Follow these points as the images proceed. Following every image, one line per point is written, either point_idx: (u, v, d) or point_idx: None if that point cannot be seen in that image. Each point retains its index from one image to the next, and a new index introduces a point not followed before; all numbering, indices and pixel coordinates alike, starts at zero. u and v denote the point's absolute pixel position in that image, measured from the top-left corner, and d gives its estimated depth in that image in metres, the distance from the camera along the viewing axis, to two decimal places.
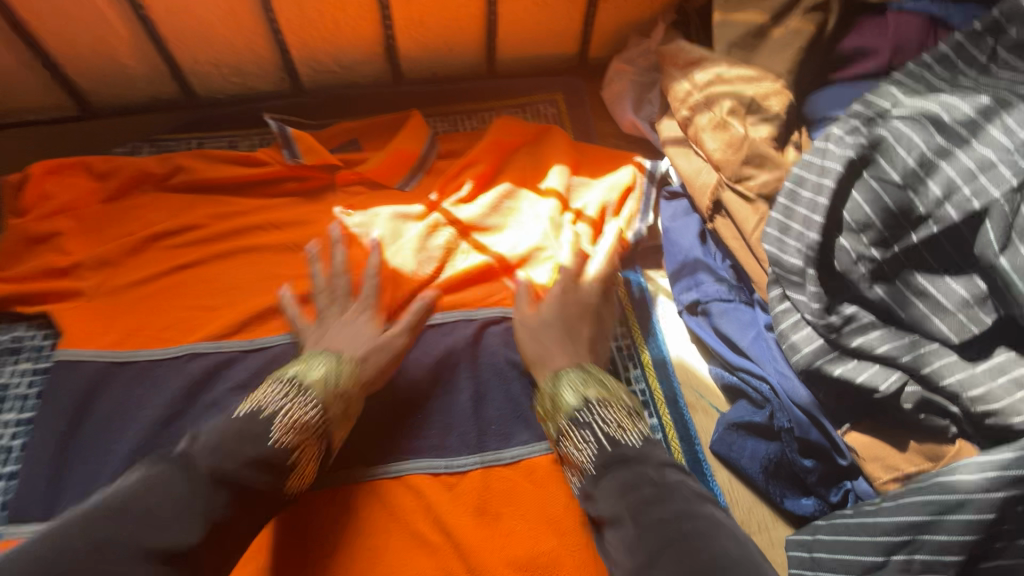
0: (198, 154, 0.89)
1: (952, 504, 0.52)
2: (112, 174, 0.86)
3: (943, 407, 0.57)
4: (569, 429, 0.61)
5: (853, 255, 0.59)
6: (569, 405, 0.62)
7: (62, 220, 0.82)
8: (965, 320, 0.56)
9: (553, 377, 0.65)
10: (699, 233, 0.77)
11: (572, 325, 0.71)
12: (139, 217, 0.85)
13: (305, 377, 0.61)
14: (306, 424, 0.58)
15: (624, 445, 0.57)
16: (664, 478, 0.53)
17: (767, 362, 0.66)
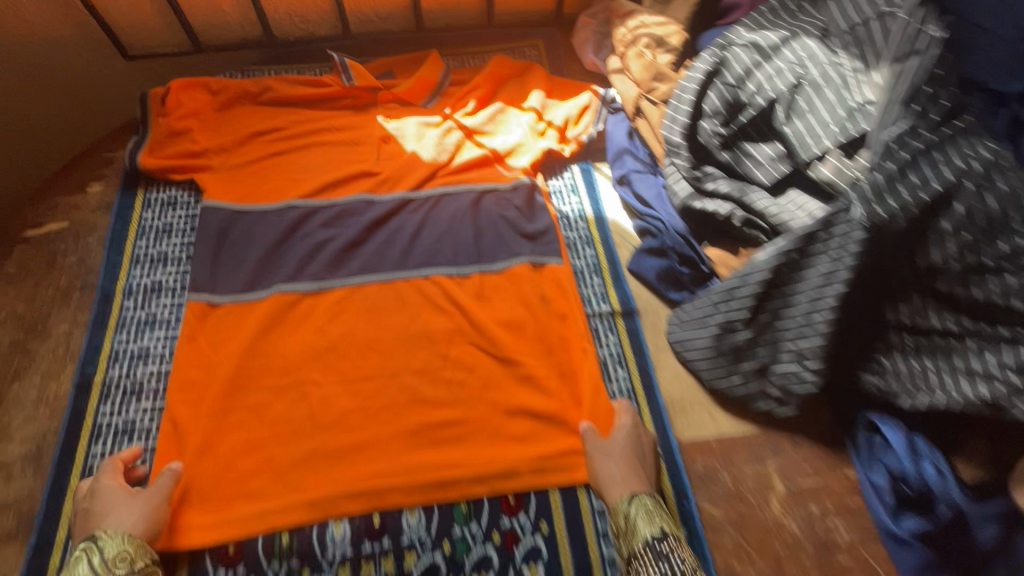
0: (280, 79, 1.25)
1: (749, 270, 0.89)
2: (222, 92, 1.23)
3: (756, 222, 0.94)
4: (643, 553, 0.72)
5: (709, 132, 0.96)
6: (643, 533, 0.74)
7: (190, 120, 1.18)
8: (771, 169, 0.93)
9: (625, 498, 0.79)
10: (628, 131, 1.15)
11: (640, 451, 0.85)
12: (241, 121, 1.21)
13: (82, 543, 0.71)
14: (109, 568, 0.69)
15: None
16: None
17: (660, 207, 1.05)
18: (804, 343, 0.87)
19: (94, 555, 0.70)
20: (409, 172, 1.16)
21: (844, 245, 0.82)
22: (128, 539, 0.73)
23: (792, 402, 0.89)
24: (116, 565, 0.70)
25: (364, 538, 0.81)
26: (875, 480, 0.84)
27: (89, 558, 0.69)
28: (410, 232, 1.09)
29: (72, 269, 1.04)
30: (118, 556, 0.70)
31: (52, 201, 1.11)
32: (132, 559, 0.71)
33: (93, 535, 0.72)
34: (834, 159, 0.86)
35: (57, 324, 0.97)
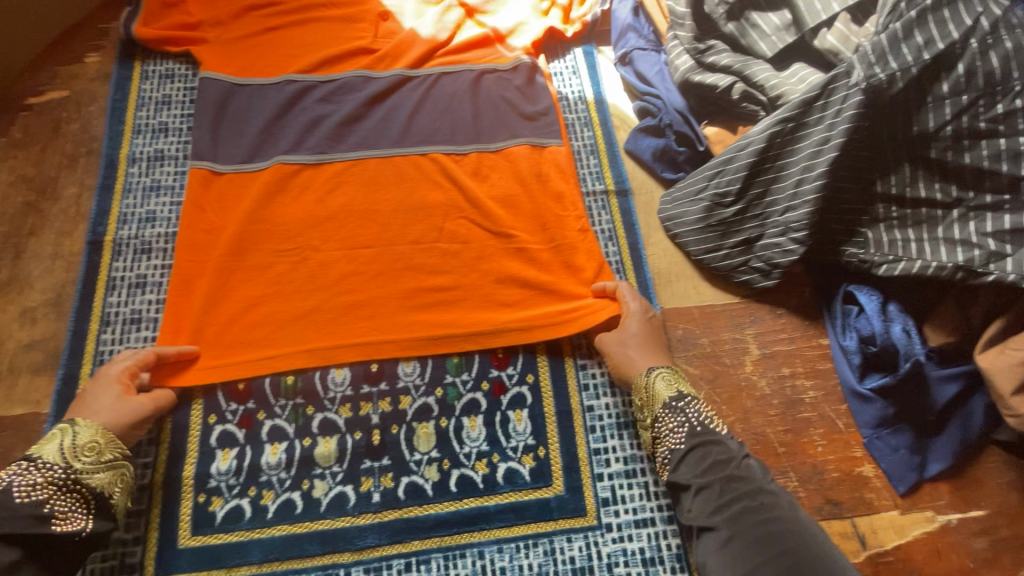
0: None
1: (743, 144, 0.90)
2: None
3: (756, 98, 0.93)
4: (663, 415, 0.80)
5: (715, 1, 0.93)
6: (662, 396, 0.81)
7: None
8: (776, 39, 0.91)
9: (648, 370, 0.84)
10: (634, 9, 1.11)
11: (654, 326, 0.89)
12: None
13: (71, 440, 0.73)
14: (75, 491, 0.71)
15: (708, 428, 0.79)
16: (744, 469, 0.74)
17: (662, 85, 1.03)
18: (791, 215, 0.88)
19: (67, 438, 0.73)
20: (407, 52, 1.14)
21: (840, 112, 0.82)
22: (101, 431, 0.75)
23: (774, 273, 0.92)
24: (83, 452, 0.73)
25: (362, 382, 0.88)
26: (846, 344, 0.88)
27: (60, 439, 0.73)
28: (408, 110, 1.08)
29: (76, 136, 1.06)
30: (86, 442, 0.73)
31: (50, 70, 1.11)
32: (99, 450, 0.73)
33: (73, 419, 0.75)
34: (841, 26, 0.85)
35: (66, 187, 1.01)
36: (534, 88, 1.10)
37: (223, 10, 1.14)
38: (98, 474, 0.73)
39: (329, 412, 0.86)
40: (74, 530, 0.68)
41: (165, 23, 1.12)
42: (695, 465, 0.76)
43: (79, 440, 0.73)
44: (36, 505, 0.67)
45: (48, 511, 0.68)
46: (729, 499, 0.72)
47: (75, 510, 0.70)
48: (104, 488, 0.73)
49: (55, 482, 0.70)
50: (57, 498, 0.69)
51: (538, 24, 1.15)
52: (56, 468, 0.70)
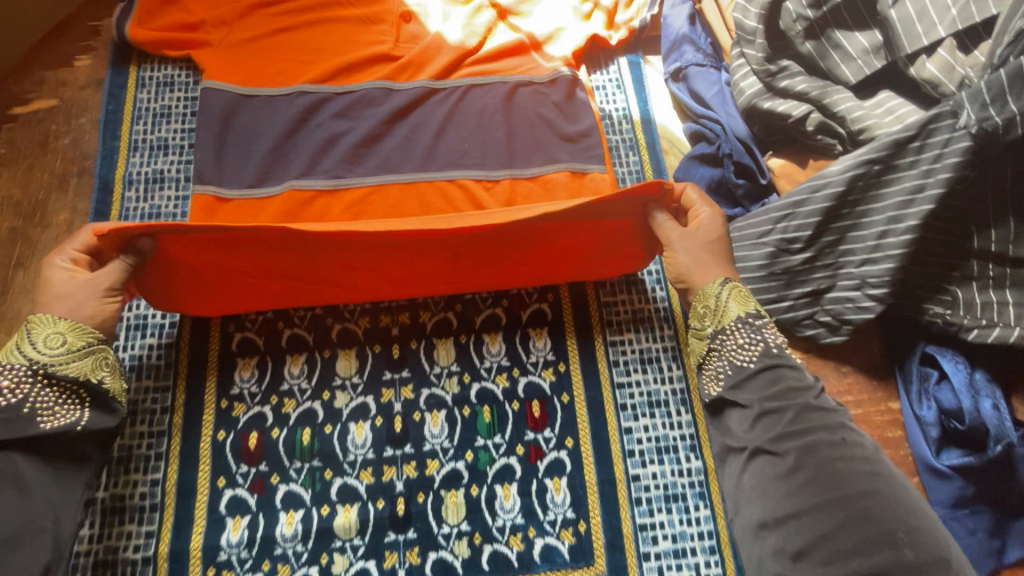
0: None
1: (819, 184, 0.79)
2: None
3: (834, 130, 0.82)
4: (733, 329, 0.73)
5: (794, 16, 0.81)
6: (734, 312, 0.73)
7: None
8: (862, 65, 0.79)
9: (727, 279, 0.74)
10: (690, 16, 0.98)
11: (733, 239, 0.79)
12: None
13: (32, 332, 0.66)
14: (50, 381, 0.65)
15: (780, 352, 0.72)
16: (820, 401, 0.69)
17: (721, 108, 0.92)
18: (870, 268, 0.78)
19: (28, 336, 0.66)
20: (432, 60, 1.01)
21: (938, 157, 0.71)
22: (63, 322, 0.67)
23: (843, 329, 0.83)
24: (48, 343, 0.66)
25: (385, 444, 0.80)
26: (923, 415, 0.78)
27: (23, 338, 0.66)
28: (434, 128, 0.97)
29: (66, 152, 0.96)
30: (49, 337, 0.66)
31: (38, 76, 1.00)
32: (66, 340, 0.67)
33: (29, 320, 0.67)
34: (945, 53, 0.73)
35: (56, 212, 0.92)
36: (574, 103, 0.98)
37: (227, 8, 1.01)
38: (73, 363, 0.66)
39: (349, 477, 0.78)
40: (69, 424, 0.65)
41: (164, 21, 1.00)
42: (761, 388, 0.70)
43: (40, 330, 0.66)
44: (14, 407, 0.63)
45: (28, 410, 0.64)
46: (801, 426, 0.67)
47: (61, 404, 0.66)
48: (83, 376, 0.67)
49: (26, 381, 0.65)
50: (35, 395, 0.65)
51: (580, 28, 1.02)
52: (21, 366, 0.65)
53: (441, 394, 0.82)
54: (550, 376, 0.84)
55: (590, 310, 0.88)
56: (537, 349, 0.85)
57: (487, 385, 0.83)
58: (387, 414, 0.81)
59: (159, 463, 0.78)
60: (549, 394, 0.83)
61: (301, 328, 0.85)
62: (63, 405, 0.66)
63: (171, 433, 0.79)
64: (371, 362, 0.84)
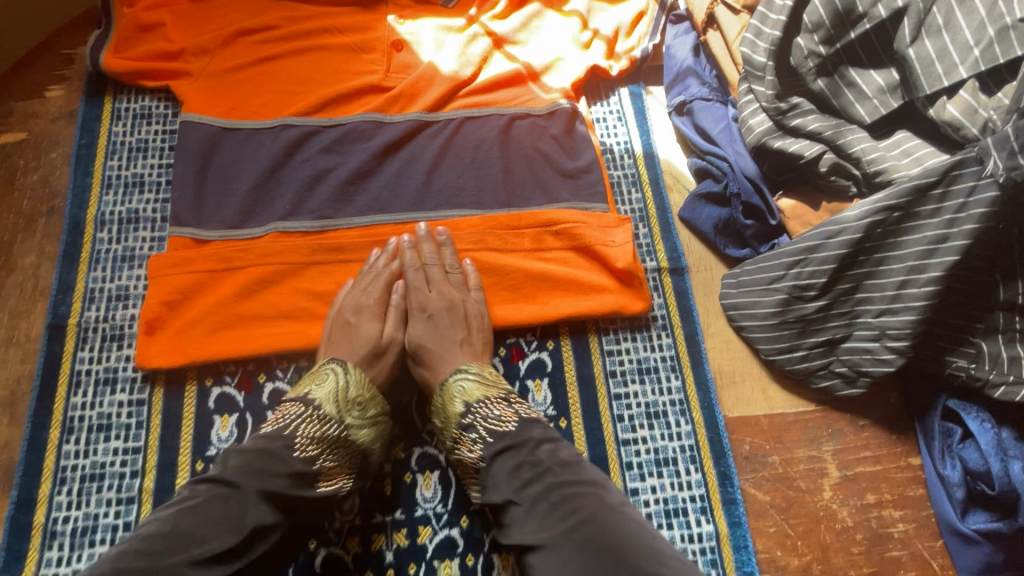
0: None
1: (834, 230, 0.74)
2: None
3: (849, 172, 0.78)
4: (461, 430, 0.71)
5: (805, 52, 0.76)
6: (455, 410, 0.72)
7: (163, 13, 0.96)
8: (878, 104, 0.75)
9: (447, 377, 0.75)
10: (694, 48, 0.94)
11: (439, 329, 0.79)
12: (224, 16, 0.98)
13: (326, 385, 0.72)
14: (329, 438, 0.67)
15: (500, 433, 0.68)
16: (536, 455, 0.66)
17: (728, 145, 0.87)
18: (889, 319, 0.74)
19: (342, 381, 0.72)
20: (424, 90, 0.95)
21: (963, 207, 0.67)
22: (368, 385, 0.74)
23: (860, 381, 0.79)
24: (351, 407, 0.71)
25: (374, 509, 0.75)
26: (947, 474, 0.74)
27: (334, 382, 0.72)
28: (428, 163, 0.90)
29: (35, 190, 0.90)
30: (342, 392, 0.71)
31: (7, 107, 0.95)
32: (362, 406, 0.72)
33: (344, 364, 0.74)
34: (967, 95, 0.68)
35: (22, 255, 0.86)
36: (575, 137, 0.93)
37: (209, 36, 0.95)
38: (364, 431, 0.71)
39: (334, 547, 0.73)
40: (337, 488, 0.66)
41: (142, 49, 0.94)
42: (513, 482, 0.65)
43: (332, 381, 0.72)
44: (309, 461, 0.65)
45: (319, 467, 0.65)
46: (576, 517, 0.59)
47: (341, 469, 0.68)
48: (366, 448, 0.71)
49: (330, 436, 0.68)
50: (329, 454, 0.67)
51: (579, 57, 0.97)
52: (332, 424, 0.68)
53: (434, 453, 0.78)
54: None
55: (593, 363, 0.83)
56: (537, 403, 0.81)
57: None
58: (376, 475, 0.76)
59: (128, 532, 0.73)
60: None
61: (285, 380, 0.80)
62: (334, 468, 0.67)
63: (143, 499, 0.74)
64: None
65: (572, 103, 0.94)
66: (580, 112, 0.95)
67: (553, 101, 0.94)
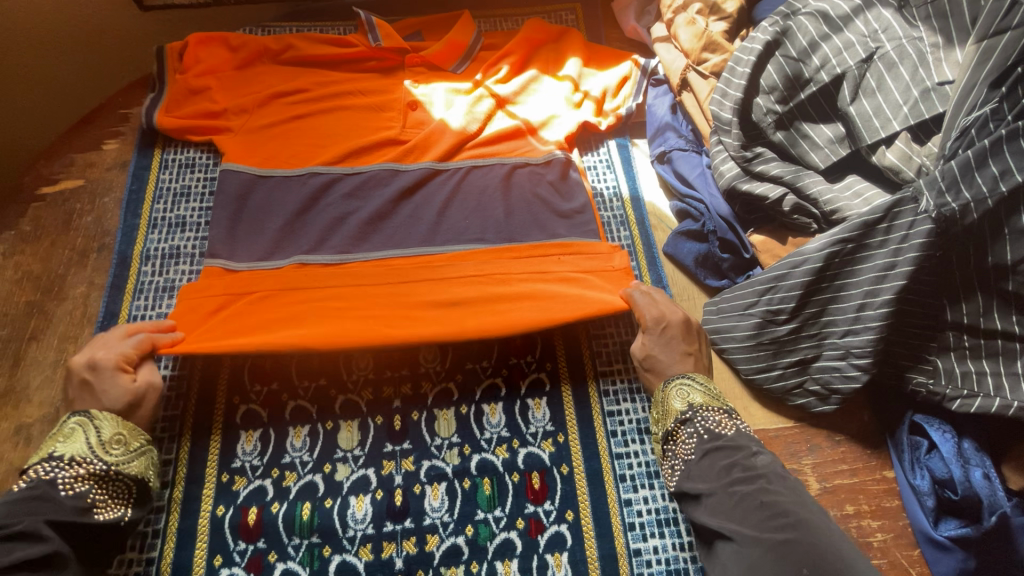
0: (304, 38, 1.16)
1: (798, 260, 0.84)
2: (242, 48, 1.13)
3: (809, 211, 0.88)
4: (676, 428, 0.82)
5: (764, 110, 0.88)
6: (673, 412, 0.83)
7: (209, 79, 1.10)
8: (829, 152, 0.86)
9: (670, 381, 0.85)
10: (671, 106, 1.07)
11: (669, 340, 0.87)
12: (262, 82, 1.12)
13: (77, 433, 0.74)
14: (91, 474, 0.72)
15: (717, 433, 0.79)
16: (751, 461, 0.75)
17: (703, 188, 0.98)
18: (852, 339, 0.82)
19: (90, 429, 0.74)
20: (435, 143, 1.08)
21: (906, 238, 0.77)
22: (124, 424, 0.77)
23: (833, 398, 0.86)
24: (111, 445, 0.75)
25: (385, 518, 0.81)
26: (918, 484, 0.80)
27: (85, 434, 0.74)
28: (439, 205, 1.02)
29: (88, 230, 1.01)
30: (115, 438, 0.75)
31: (67, 158, 1.08)
32: (126, 442, 0.76)
33: (91, 414, 0.76)
34: (901, 144, 0.80)
35: (74, 286, 0.96)
36: (570, 182, 1.05)
37: (248, 98, 1.09)
38: (133, 463, 0.75)
39: (348, 554, 0.79)
40: (117, 517, 0.72)
41: (191, 107, 1.08)
42: (721, 476, 0.75)
43: (75, 430, 0.74)
44: (80, 497, 0.70)
45: (88, 501, 0.71)
46: (738, 498, 0.73)
47: (114, 499, 0.73)
48: (140, 476, 0.76)
49: (94, 474, 0.72)
50: (98, 487, 0.72)
51: (573, 114, 1.10)
52: (94, 461, 0.72)
53: (441, 466, 0.84)
54: (549, 447, 0.86)
55: (588, 384, 0.91)
56: (536, 420, 0.88)
57: (487, 456, 0.85)
58: (387, 486, 0.83)
59: (156, 540, 0.78)
60: (549, 466, 0.85)
61: (304, 399, 0.88)
62: (98, 493, 0.72)
63: (171, 509, 0.80)
64: (373, 434, 0.86)
65: (568, 155, 1.07)
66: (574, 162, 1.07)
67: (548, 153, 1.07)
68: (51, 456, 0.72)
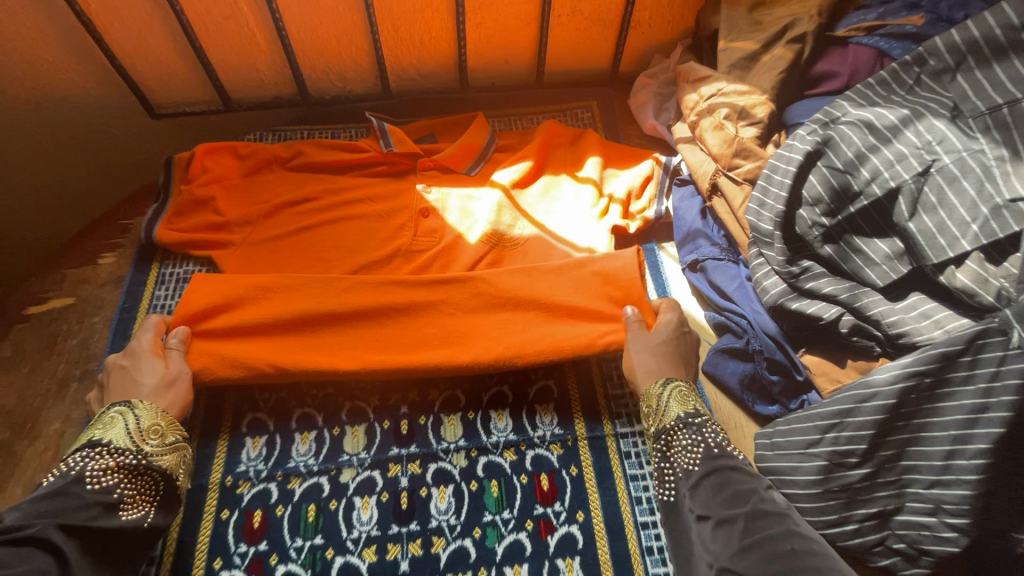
0: (315, 145, 1.12)
1: (866, 394, 0.73)
2: (250, 156, 1.09)
3: (870, 332, 0.78)
4: (675, 428, 0.81)
5: (809, 222, 0.81)
6: (674, 412, 0.82)
7: (214, 188, 1.04)
8: (888, 269, 0.78)
9: (666, 381, 0.85)
10: (701, 210, 1.00)
11: (681, 346, 0.88)
12: (270, 191, 1.07)
13: (119, 424, 0.76)
14: (120, 465, 0.73)
15: (724, 451, 0.78)
16: (764, 502, 0.72)
17: (745, 302, 0.89)
18: (941, 492, 0.70)
19: (129, 420, 0.76)
20: (458, 250, 1.02)
21: (996, 376, 0.67)
22: (160, 415, 0.78)
23: (922, 561, 0.72)
24: (148, 435, 0.76)
25: None
26: None
27: (123, 422, 0.76)
28: None
29: (71, 354, 0.93)
30: (149, 427, 0.76)
31: (58, 274, 1.02)
32: (162, 434, 0.77)
33: (129, 402, 0.78)
34: (974, 265, 0.71)
35: (48, 422, 0.86)
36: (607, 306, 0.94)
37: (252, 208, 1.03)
38: (164, 456, 0.76)
39: None
40: (139, 518, 0.72)
41: (194, 216, 1.03)
42: (715, 493, 0.74)
43: (115, 421, 0.76)
44: (107, 491, 0.71)
45: (117, 495, 0.71)
46: (753, 537, 0.68)
47: (140, 498, 0.73)
48: (170, 471, 0.76)
49: (124, 466, 0.73)
50: (127, 482, 0.73)
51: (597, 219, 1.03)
52: (125, 452, 0.74)
53: None
54: None
55: (627, 539, 0.79)
56: None
57: None
58: None
59: None
60: None
61: (298, 562, 0.76)
62: (126, 486, 0.72)
63: None
64: None
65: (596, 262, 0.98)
66: None
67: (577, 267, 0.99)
68: (91, 445, 0.74)
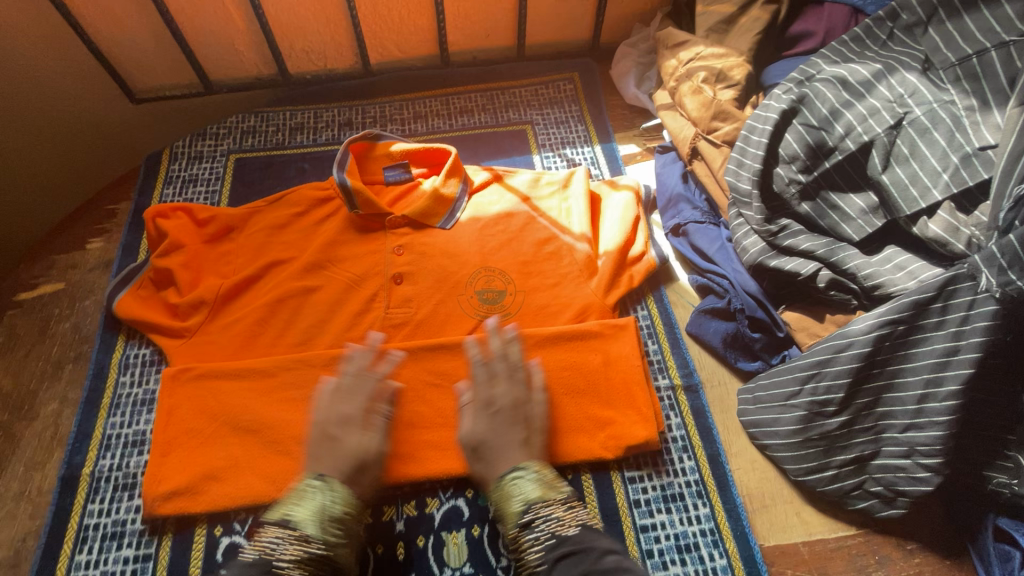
0: (285, 202, 1.01)
1: (843, 343, 0.74)
2: (210, 222, 0.98)
3: (847, 286, 0.80)
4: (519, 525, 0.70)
5: (786, 180, 0.82)
6: (516, 505, 0.71)
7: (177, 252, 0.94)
8: (863, 223, 0.79)
9: (504, 478, 0.73)
10: (682, 174, 1.02)
11: (499, 418, 0.78)
12: (240, 232, 0.99)
13: (308, 509, 0.69)
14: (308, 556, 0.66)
15: (562, 536, 0.67)
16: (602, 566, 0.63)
17: (726, 263, 0.91)
18: (917, 434, 0.72)
19: (319, 502, 0.70)
20: (447, 327, 0.92)
21: (966, 320, 0.68)
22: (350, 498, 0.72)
23: (899, 501, 0.75)
24: (335, 522, 0.69)
25: None
26: None
27: (317, 501, 0.70)
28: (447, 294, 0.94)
29: (65, 337, 0.94)
30: (334, 509, 0.70)
31: (48, 259, 1.03)
32: (344, 520, 0.70)
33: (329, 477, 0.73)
34: (945, 215, 0.72)
35: (45, 403, 0.89)
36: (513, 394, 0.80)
37: (207, 287, 0.92)
38: (340, 549, 0.69)
39: None
40: None
41: (156, 297, 0.94)
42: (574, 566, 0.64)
43: (310, 504, 0.70)
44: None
45: None
46: None
47: None
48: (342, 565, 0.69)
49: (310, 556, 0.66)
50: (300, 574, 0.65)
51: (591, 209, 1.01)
52: (315, 544, 0.67)
53: None
54: None
55: (616, 493, 0.82)
56: None
57: None
58: None
59: None
60: None
61: None
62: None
63: None
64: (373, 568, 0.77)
65: (609, 252, 0.95)
66: (619, 258, 0.95)
67: (597, 263, 0.95)
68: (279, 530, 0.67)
